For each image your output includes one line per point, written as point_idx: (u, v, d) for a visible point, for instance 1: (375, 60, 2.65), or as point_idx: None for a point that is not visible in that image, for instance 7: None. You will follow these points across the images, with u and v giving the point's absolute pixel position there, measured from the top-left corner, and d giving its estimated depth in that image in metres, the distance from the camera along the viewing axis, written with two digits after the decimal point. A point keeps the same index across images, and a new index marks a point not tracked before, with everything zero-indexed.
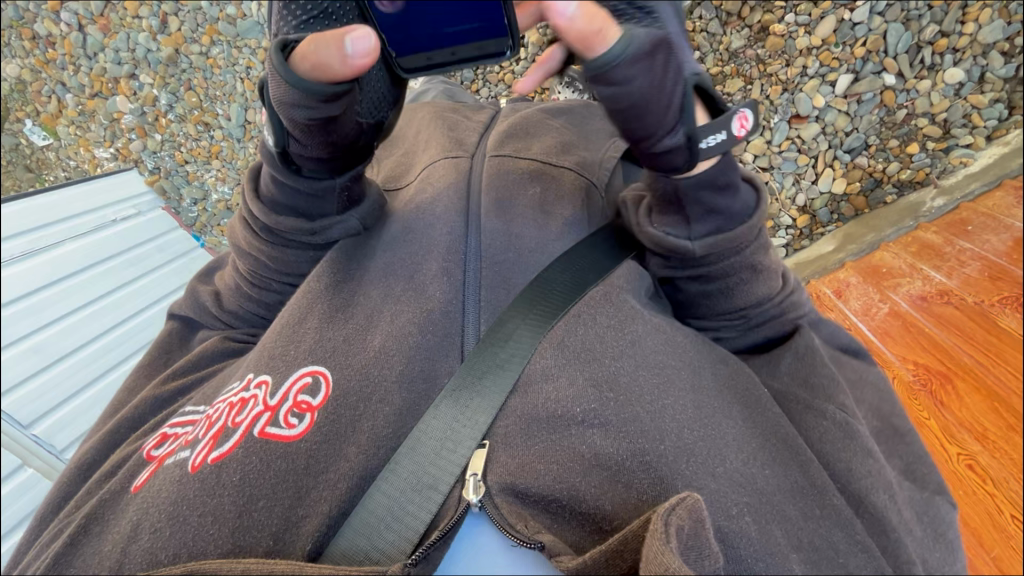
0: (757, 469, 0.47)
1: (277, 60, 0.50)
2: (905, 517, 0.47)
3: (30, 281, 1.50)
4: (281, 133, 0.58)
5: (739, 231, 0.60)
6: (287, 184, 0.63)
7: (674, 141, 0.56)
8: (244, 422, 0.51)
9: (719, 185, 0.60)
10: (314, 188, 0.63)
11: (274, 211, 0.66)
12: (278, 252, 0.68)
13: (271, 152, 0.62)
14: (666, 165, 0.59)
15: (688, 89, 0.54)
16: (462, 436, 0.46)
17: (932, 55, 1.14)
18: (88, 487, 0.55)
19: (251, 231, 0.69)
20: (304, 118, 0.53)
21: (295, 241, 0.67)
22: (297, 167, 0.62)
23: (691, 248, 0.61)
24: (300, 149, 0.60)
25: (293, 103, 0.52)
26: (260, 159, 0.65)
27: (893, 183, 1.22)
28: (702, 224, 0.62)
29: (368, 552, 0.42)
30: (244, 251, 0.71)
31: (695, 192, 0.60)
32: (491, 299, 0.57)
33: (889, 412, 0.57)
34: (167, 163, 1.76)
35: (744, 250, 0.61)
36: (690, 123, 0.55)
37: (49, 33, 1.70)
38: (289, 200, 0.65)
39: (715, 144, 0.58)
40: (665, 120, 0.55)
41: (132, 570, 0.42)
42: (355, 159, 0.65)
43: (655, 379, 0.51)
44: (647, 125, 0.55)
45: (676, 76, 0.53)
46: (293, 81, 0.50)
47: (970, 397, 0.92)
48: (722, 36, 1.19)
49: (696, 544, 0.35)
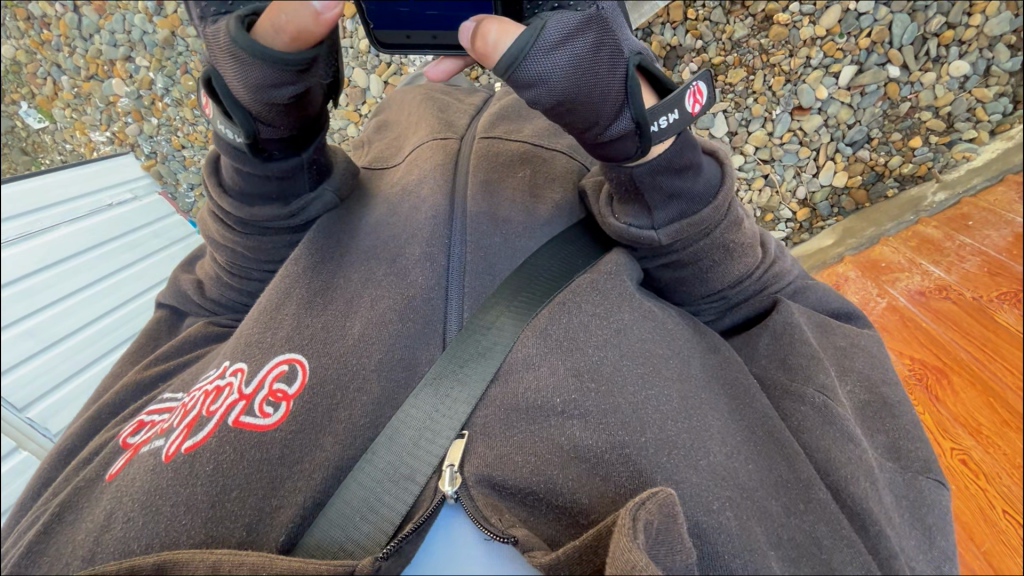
0: (740, 463, 0.46)
1: (243, 39, 0.47)
2: (886, 505, 0.46)
3: (23, 263, 1.50)
4: (247, 119, 0.55)
5: (705, 212, 0.59)
6: (254, 172, 0.62)
7: (622, 127, 0.54)
8: (218, 411, 0.50)
9: (677, 167, 0.58)
10: (283, 170, 0.63)
11: (245, 203, 0.65)
12: (254, 241, 0.67)
13: (236, 145, 0.59)
14: (619, 153, 0.57)
15: (631, 70, 0.52)
16: (441, 427, 0.46)
17: (938, 47, 1.12)
18: (66, 475, 0.55)
19: (224, 224, 0.68)
20: (292, 95, 0.53)
21: (270, 227, 0.66)
22: (267, 153, 0.61)
23: (656, 238, 0.60)
24: (271, 133, 0.59)
25: (276, 83, 0.51)
26: (219, 147, 0.62)
27: (895, 177, 1.20)
28: (665, 210, 0.60)
29: (343, 544, 0.41)
30: (220, 244, 0.70)
31: (652, 179, 0.58)
32: (475, 285, 0.56)
33: (877, 381, 0.55)
34: (163, 147, 1.75)
35: (713, 231, 0.61)
36: (638, 107, 0.53)
37: (44, 14, 1.68)
38: (261, 187, 0.64)
39: (668, 124, 0.56)
40: (606, 107, 0.52)
41: (103, 560, 0.42)
42: (314, 130, 0.65)
43: (639, 368, 0.50)
44: (587, 115, 0.52)
45: (613, 57, 0.51)
46: (270, 57, 0.48)
47: (965, 392, 0.91)
48: (726, 25, 1.15)
49: (667, 539, 0.34)
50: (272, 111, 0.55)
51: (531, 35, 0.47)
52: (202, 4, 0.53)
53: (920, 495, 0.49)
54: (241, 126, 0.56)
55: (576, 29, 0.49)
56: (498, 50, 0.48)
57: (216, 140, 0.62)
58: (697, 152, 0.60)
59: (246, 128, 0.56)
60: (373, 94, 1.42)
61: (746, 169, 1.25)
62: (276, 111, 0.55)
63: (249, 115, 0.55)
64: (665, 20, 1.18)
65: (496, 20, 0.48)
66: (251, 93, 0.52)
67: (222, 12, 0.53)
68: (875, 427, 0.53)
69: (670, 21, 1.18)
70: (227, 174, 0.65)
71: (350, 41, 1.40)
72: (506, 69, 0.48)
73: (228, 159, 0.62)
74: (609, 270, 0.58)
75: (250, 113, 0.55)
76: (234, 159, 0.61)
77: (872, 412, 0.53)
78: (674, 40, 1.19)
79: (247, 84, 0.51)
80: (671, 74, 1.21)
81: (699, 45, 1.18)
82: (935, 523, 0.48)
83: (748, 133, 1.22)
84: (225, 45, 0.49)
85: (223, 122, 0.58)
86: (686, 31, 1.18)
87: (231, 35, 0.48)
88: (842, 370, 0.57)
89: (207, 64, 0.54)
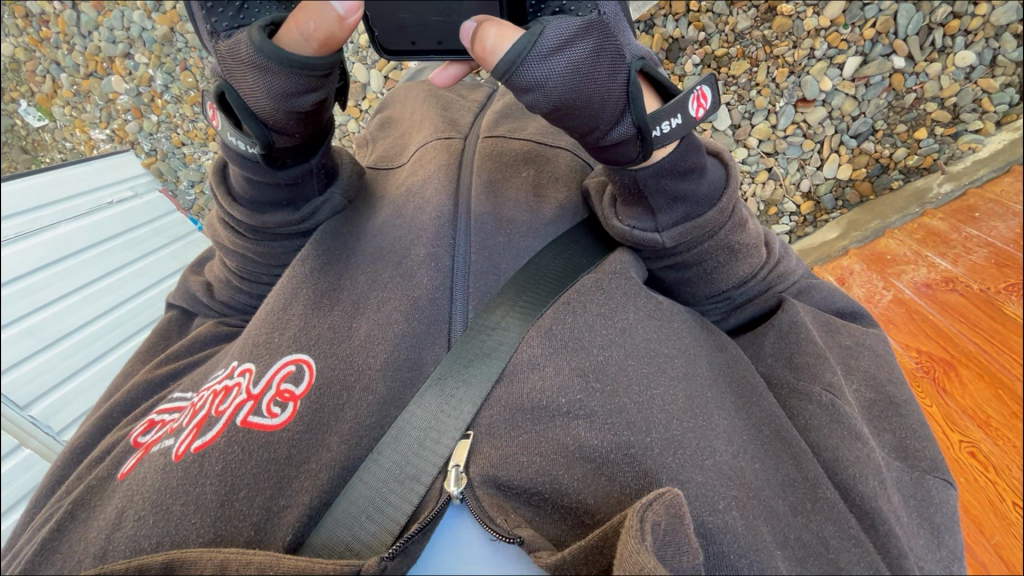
0: (746, 463, 0.46)
1: (272, 48, 0.47)
2: (894, 503, 0.45)
3: (24, 262, 1.50)
4: (260, 129, 0.54)
5: (710, 215, 0.59)
6: (264, 180, 0.62)
7: (623, 132, 0.53)
8: (227, 411, 0.50)
9: (681, 170, 0.58)
10: (294, 176, 0.63)
11: (256, 210, 0.65)
12: (263, 246, 0.67)
13: (248, 154, 0.59)
14: (620, 157, 0.56)
15: (632, 75, 0.51)
16: (446, 427, 0.46)
17: (943, 37, 1.11)
18: (78, 472, 0.55)
19: (233, 231, 0.67)
20: (313, 102, 0.53)
21: (281, 233, 0.66)
22: (281, 161, 0.61)
23: (659, 241, 0.60)
24: (284, 142, 0.58)
25: (299, 91, 0.51)
26: (228, 156, 0.62)
27: (900, 169, 1.19)
28: (669, 213, 0.60)
29: (349, 543, 0.41)
30: (229, 249, 0.70)
31: (656, 182, 0.58)
32: (481, 286, 0.56)
33: (883, 381, 0.55)
34: (163, 144, 1.75)
35: (717, 234, 0.60)
36: (639, 112, 0.52)
37: (42, 11, 1.66)
38: (271, 194, 0.64)
39: (671, 129, 0.55)
40: (605, 112, 0.52)
41: (115, 557, 0.41)
42: (323, 135, 0.64)
43: (644, 368, 0.50)
44: (586, 120, 0.52)
45: (614, 62, 0.50)
46: (298, 64, 0.48)
47: (973, 384, 0.90)
48: (729, 16, 1.13)
49: (674, 540, 0.34)
50: (291, 119, 0.55)
51: (529, 40, 0.47)
52: (212, 19, 0.51)
53: (927, 494, 0.48)
54: (255, 136, 0.55)
55: (575, 34, 0.48)
56: (497, 54, 0.48)
57: (224, 148, 0.62)
58: (702, 155, 0.59)
59: (260, 138, 0.55)
60: (373, 89, 1.41)
61: (750, 163, 1.24)
62: (294, 119, 0.55)
63: (262, 125, 0.55)
64: (667, 12, 1.16)
65: (496, 24, 0.48)
66: (274, 101, 0.52)
67: (236, 24, 0.51)
68: (882, 426, 0.52)
69: (673, 13, 1.16)
70: (236, 182, 0.64)
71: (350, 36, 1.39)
72: (503, 73, 0.48)
73: (237, 168, 0.62)
74: (615, 269, 0.58)
75: (263, 122, 0.54)
76: (244, 168, 0.61)
77: (878, 412, 0.53)
78: (677, 32, 1.17)
79: (272, 93, 0.51)
80: (673, 66, 1.19)
81: (702, 37, 1.16)
82: (942, 523, 0.47)
83: (752, 126, 1.21)
84: (249, 57, 0.49)
85: (232, 133, 0.58)
86: (689, 23, 1.15)
87: (255, 45, 0.48)
88: (847, 369, 0.56)
89: (221, 77, 0.53)
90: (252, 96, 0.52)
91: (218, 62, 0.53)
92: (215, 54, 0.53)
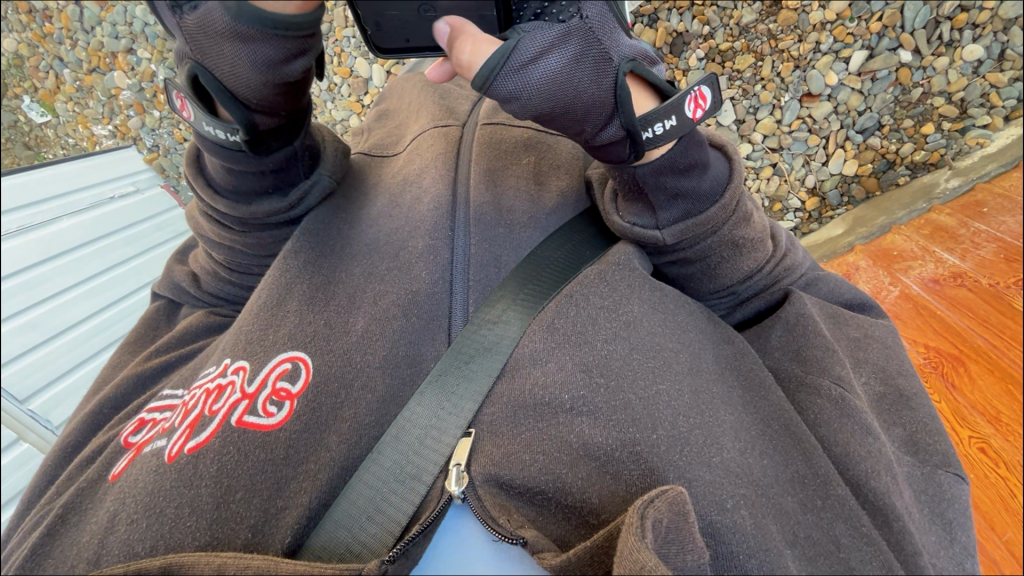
0: (754, 459, 0.45)
1: (252, 11, 0.45)
2: (906, 500, 0.44)
3: (27, 256, 1.46)
4: (238, 108, 0.54)
5: (712, 211, 0.58)
6: (247, 169, 0.61)
7: (613, 133, 0.53)
8: (221, 411, 0.49)
9: (681, 166, 0.57)
10: (278, 162, 0.63)
11: (241, 201, 0.64)
12: (254, 239, 0.66)
13: (228, 143, 0.58)
14: (614, 157, 0.56)
15: (619, 79, 0.51)
16: (447, 425, 0.45)
17: (951, 31, 1.09)
18: (70, 473, 0.54)
19: (220, 224, 0.66)
20: (300, 69, 0.53)
21: (271, 222, 0.65)
22: (266, 146, 0.61)
23: (660, 238, 0.59)
24: (267, 124, 0.59)
25: (285, 57, 0.50)
26: (203, 148, 0.61)
27: (906, 165, 1.18)
28: (670, 210, 0.59)
29: (349, 545, 0.40)
30: (219, 243, 0.69)
31: (655, 178, 0.58)
32: (481, 278, 0.55)
33: (893, 373, 0.54)
34: (165, 140, 1.76)
35: (720, 229, 0.59)
36: (628, 116, 0.51)
37: (46, 7, 1.65)
38: (255, 183, 0.63)
39: (665, 130, 0.54)
40: (590, 117, 0.52)
41: (109, 562, 0.41)
42: (301, 119, 0.64)
43: (649, 362, 0.49)
44: (571, 124, 0.53)
45: (597, 68, 0.50)
46: (282, 25, 0.47)
47: (984, 380, 0.89)
48: (733, 10, 1.11)
49: (677, 539, 0.33)
50: (275, 94, 0.55)
51: (502, 54, 0.47)
52: None
53: (939, 489, 0.47)
54: (236, 119, 0.55)
55: (554, 41, 0.48)
56: (473, 69, 0.49)
57: (199, 140, 0.61)
58: (703, 150, 0.58)
59: (241, 121, 0.55)
60: (376, 84, 1.40)
61: (754, 158, 1.23)
62: (275, 95, 0.55)
63: (242, 107, 0.55)
64: (672, 5, 1.14)
65: (470, 37, 0.49)
66: (262, 72, 0.51)
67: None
68: (891, 420, 0.51)
69: (677, 7, 1.14)
70: (217, 174, 0.64)
71: (352, 30, 1.37)
72: (480, 87, 0.48)
73: (216, 159, 0.61)
74: (618, 261, 0.57)
75: (241, 103, 0.54)
76: (224, 159, 0.60)
77: (887, 405, 0.52)
78: (681, 26, 1.14)
79: (257, 64, 0.50)
80: (677, 61, 1.17)
81: (706, 31, 1.14)
82: (955, 519, 0.46)
83: (757, 121, 1.19)
84: (226, 28, 0.47)
85: (208, 122, 0.57)
86: (693, 16, 1.14)
87: (232, 11, 0.46)
88: (856, 362, 0.55)
89: (192, 59, 0.51)
90: (253, 82, 0.52)
91: (186, 42, 0.50)
92: (178, 32, 0.50)
